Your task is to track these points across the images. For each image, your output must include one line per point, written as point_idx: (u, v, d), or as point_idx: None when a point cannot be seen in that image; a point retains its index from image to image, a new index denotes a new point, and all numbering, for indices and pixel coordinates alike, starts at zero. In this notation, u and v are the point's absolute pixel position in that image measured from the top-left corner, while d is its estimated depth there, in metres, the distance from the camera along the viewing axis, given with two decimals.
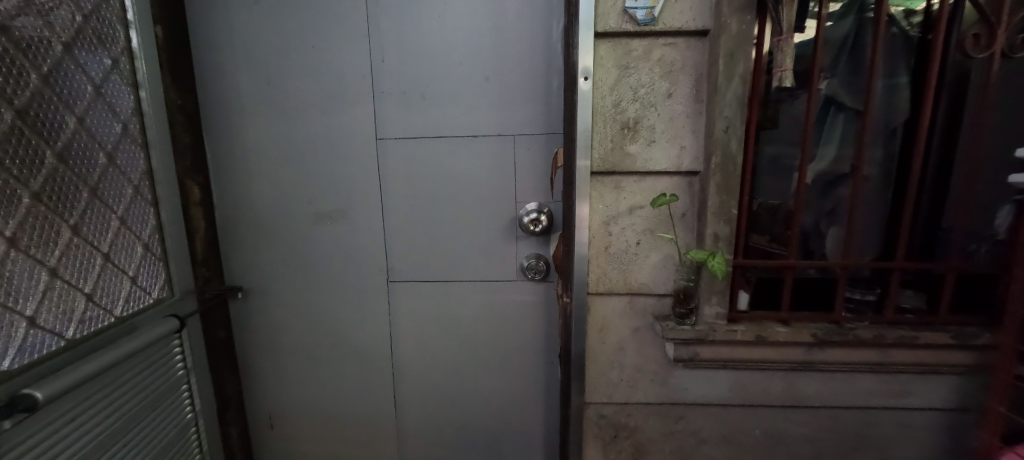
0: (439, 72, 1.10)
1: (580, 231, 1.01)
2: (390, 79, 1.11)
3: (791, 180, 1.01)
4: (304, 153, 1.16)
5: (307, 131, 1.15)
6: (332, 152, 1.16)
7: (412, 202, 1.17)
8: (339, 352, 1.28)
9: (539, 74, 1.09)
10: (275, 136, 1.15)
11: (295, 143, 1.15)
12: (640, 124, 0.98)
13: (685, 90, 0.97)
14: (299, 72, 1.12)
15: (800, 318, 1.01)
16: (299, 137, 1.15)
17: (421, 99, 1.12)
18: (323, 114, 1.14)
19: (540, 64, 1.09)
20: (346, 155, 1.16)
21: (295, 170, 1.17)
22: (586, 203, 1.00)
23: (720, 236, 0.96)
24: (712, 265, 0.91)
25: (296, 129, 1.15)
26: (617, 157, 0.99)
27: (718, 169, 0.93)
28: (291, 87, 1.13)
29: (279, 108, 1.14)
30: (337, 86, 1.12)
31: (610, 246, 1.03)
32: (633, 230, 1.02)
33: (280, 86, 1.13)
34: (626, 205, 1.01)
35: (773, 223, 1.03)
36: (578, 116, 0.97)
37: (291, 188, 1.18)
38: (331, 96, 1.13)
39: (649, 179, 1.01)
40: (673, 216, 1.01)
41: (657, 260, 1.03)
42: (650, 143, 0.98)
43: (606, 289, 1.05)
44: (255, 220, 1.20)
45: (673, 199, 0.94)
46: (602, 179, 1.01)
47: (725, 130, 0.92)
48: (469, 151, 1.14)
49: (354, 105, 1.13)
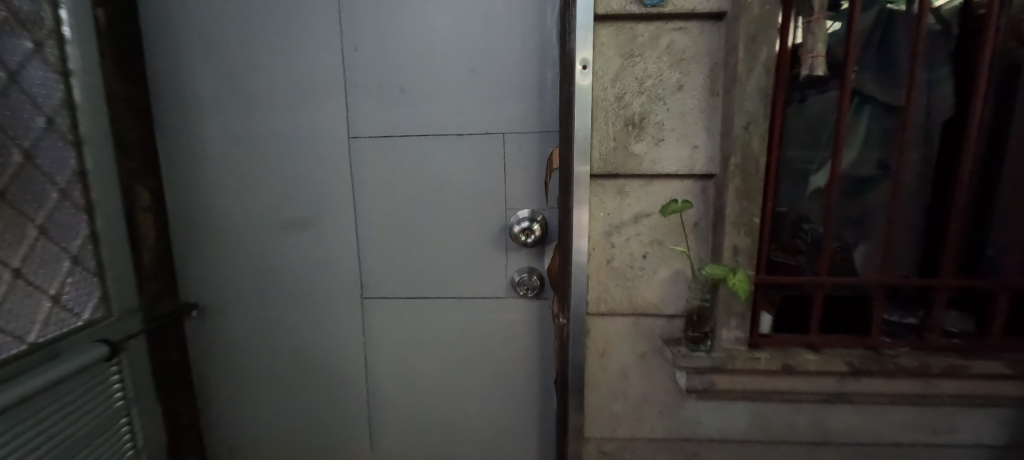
0: (420, 63, 0.98)
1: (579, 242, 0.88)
2: (363, 71, 0.99)
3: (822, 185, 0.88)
4: (268, 153, 1.03)
5: (271, 129, 1.02)
6: (299, 152, 1.03)
7: (390, 208, 1.04)
8: (308, 377, 1.14)
9: (532, 66, 0.97)
10: (235, 135, 1.03)
11: (259, 142, 1.03)
12: (647, 118, 0.85)
13: (698, 82, 0.85)
14: (262, 64, 1.00)
15: (831, 343, 0.88)
16: (264, 135, 1.03)
17: (399, 93, 0.99)
18: (289, 110, 1.01)
19: (534, 54, 0.96)
20: (315, 156, 1.03)
21: (257, 173, 1.04)
22: (586, 210, 0.87)
23: (740, 247, 0.83)
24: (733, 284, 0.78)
25: (259, 127, 1.02)
26: (620, 157, 0.86)
27: (738, 171, 0.81)
28: (254, 80, 1.01)
29: (240, 102, 1.02)
30: (305, 78, 1.00)
31: (612, 259, 0.90)
32: (639, 241, 0.90)
33: (241, 78, 1.01)
34: (630, 213, 0.89)
35: (801, 232, 0.90)
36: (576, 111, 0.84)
37: (255, 194, 1.05)
38: (298, 90, 1.00)
39: (657, 183, 0.88)
40: (685, 225, 0.88)
41: (666, 275, 0.90)
42: (659, 142, 0.86)
43: (608, 309, 0.92)
44: (214, 228, 1.07)
45: (689, 206, 0.80)
46: (604, 182, 0.88)
47: (746, 125, 0.79)
48: (452, 152, 1.01)
49: (324, 100, 1.01)
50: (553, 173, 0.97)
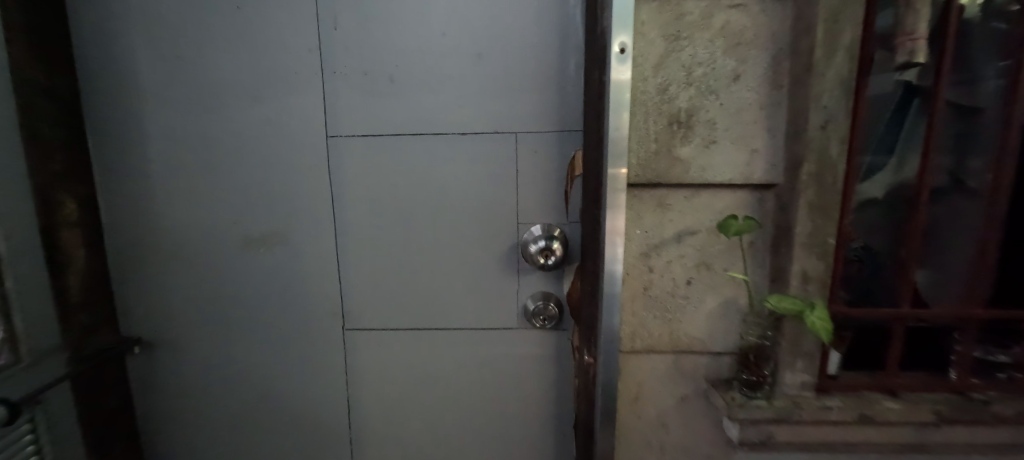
0: (414, 45, 0.81)
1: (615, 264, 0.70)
2: (345, 55, 0.81)
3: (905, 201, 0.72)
4: (229, 156, 0.85)
5: (231, 127, 0.84)
6: (265, 154, 0.85)
7: (378, 222, 0.87)
8: (280, 421, 0.96)
9: (549, 52, 0.80)
10: (186, 133, 0.84)
11: (217, 142, 0.85)
12: (695, 116, 0.70)
13: (759, 72, 0.69)
14: (219, 46, 0.82)
15: (911, 385, 0.74)
16: (222, 134, 0.84)
17: (388, 82, 0.82)
18: (254, 103, 0.83)
19: (552, 38, 0.80)
20: (285, 159, 0.85)
21: (215, 178, 0.86)
22: (620, 215, 0.69)
23: (810, 274, 0.68)
24: (814, 325, 0.62)
25: (217, 124, 0.84)
26: (663, 163, 0.70)
27: (812, 181, 0.65)
28: (210, 66, 0.82)
29: (191, 93, 0.83)
30: (272, 64, 0.82)
31: (650, 287, 0.75)
32: (683, 264, 0.74)
33: (193, 64, 0.82)
34: (673, 230, 0.73)
35: (875, 259, 0.74)
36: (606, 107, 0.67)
37: (212, 204, 0.87)
38: (264, 79, 0.82)
39: (705, 195, 0.73)
40: (738, 245, 0.73)
41: (714, 305, 0.75)
42: (710, 145, 0.70)
43: (644, 345, 0.76)
44: (163, 246, 0.89)
45: (755, 226, 0.63)
46: (642, 193, 0.72)
47: (824, 125, 0.64)
48: (453, 154, 0.84)
49: (296, 91, 0.82)
50: (575, 180, 0.81)
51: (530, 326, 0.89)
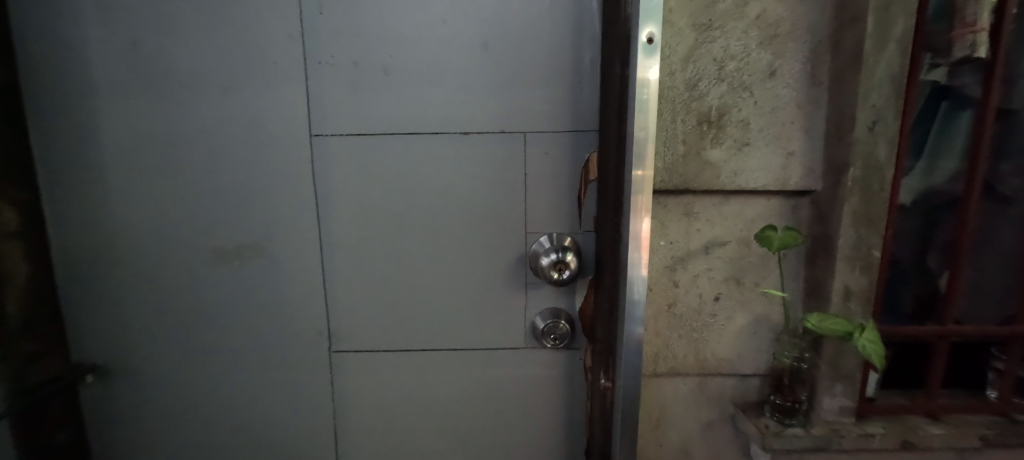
0: (410, 33, 0.72)
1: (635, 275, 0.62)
2: (331, 43, 0.72)
3: (949, 209, 0.66)
4: (197, 158, 0.75)
5: (199, 124, 0.74)
6: (239, 156, 0.75)
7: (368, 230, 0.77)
8: (258, 453, 0.86)
9: (561, 43, 0.72)
10: (147, 131, 0.74)
11: (183, 142, 0.74)
12: (726, 115, 0.62)
13: (796, 67, 0.62)
14: (186, 32, 0.72)
15: (952, 408, 0.68)
16: (189, 133, 0.74)
17: (381, 75, 0.73)
18: (226, 96, 0.73)
19: (564, 28, 0.72)
20: (262, 160, 0.75)
21: (181, 183, 0.75)
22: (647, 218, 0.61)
23: (852, 289, 0.62)
24: (864, 348, 0.56)
25: (183, 121, 0.74)
26: (691, 167, 0.63)
27: (857, 187, 0.59)
28: (175, 55, 0.72)
29: (153, 85, 0.73)
30: (248, 53, 0.72)
31: (675, 304, 0.67)
32: (711, 279, 0.67)
33: (155, 52, 0.72)
34: (701, 242, 0.66)
35: (915, 272, 0.68)
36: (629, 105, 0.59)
37: (178, 212, 0.76)
38: (238, 70, 0.72)
39: (736, 202, 0.66)
40: (770, 258, 0.66)
41: (744, 323, 0.68)
42: (743, 147, 0.63)
43: (667, 368, 0.69)
44: (121, 259, 0.78)
45: (799, 238, 0.56)
46: (666, 200, 0.65)
47: (872, 125, 0.58)
48: (454, 155, 0.75)
49: (275, 83, 0.73)
50: (591, 185, 0.76)
51: (539, 345, 0.81)
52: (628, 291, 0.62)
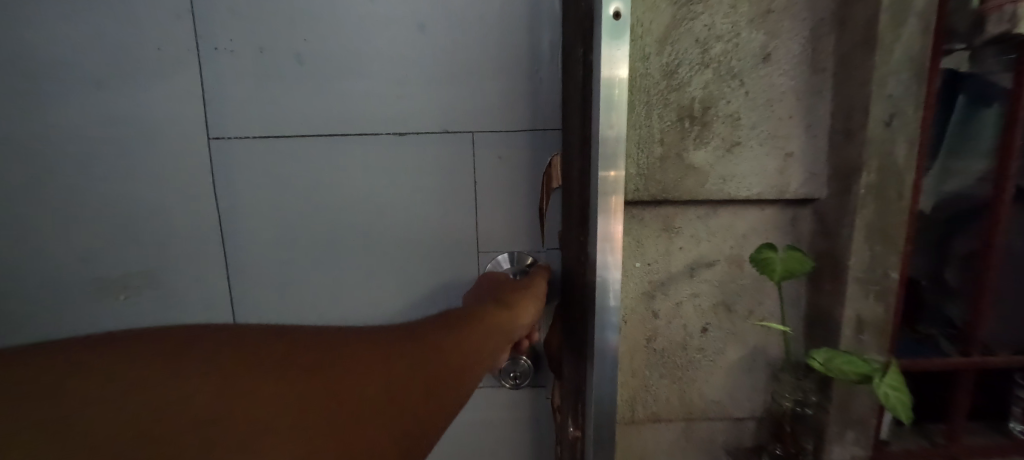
0: (326, 14, 0.62)
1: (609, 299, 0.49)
2: (239, 30, 0.62)
3: (970, 214, 0.56)
4: (100, 173, 0.65)
5: (98, 133, 0.64)
6: (151, 170, 0.65)
7: (305, 250, 0.70)
8: None
9: (512, 31, 0.63)
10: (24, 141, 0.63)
11: (82, 155, 0.64)
12: (711, 108, 0.51)
13: (794, 50, 0.51)
14: (71, 22, 0.61)
15: (974, 450, 0.59)
16: (88, 144, 0.64)
17: (293, 64, 0.63)
18: (128, 99, 0.63)
19: (516, 14, 0.63)
20: (178, 174, 0.66)
21: (84, 204, 0.66)
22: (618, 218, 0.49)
23: (865, 319, 0.51)
24: (889, 399, 0.45)
25: (78, 128, 0.63)
26: (672, 172, 0.52)
27: (871, 197, 0.48)
28: (61, 52, 0.61)
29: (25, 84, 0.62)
30: (150, 49, 0.62)
31: (654, 338, 0.56)
32: (696, 307, 0.56)
33: (32, 46, 0.61)
34: (684, 262, 0.55)
35: (936, 289, 0.58)
36: (592, 98, 0.48)
37: (82, 235, 0.67)
38: (140, 69, 0.62)
39: (724, 214, 0.55)
40: (764, 280, 0.56)
41: (737, 357, 0.57)
42: (733, 148, 0.52)
43: (646, 414, 0.58)
44: (17, 293, 0.68)
45: (806, 262, 0.45)
46: (643, 213, 0.54)
47: (888, 120, 0.47)
48: (398, 164, 0.67)
49: (186, 85, 0.63)
50: (554, 193, 0.67)
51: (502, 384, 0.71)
52: (594, 326, 0.50)
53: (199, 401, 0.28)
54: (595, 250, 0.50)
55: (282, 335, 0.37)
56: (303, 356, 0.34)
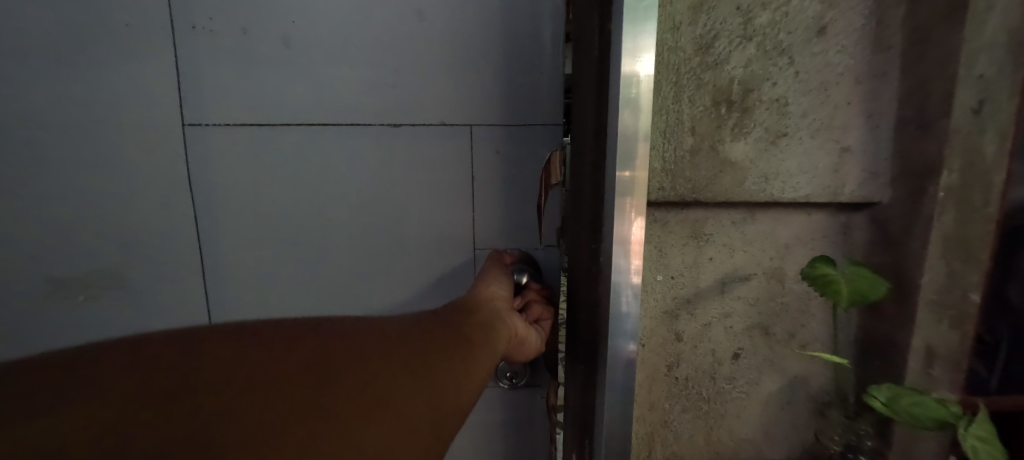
0: None
1: (621, 314, 0.41)
2: (212, 7, 0.56)
3: None
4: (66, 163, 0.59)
5: (65, 118, 0.58)
6: (123, 161, 0.60)
7: (290, 251, 0.65)
8: None
9: (514, 16, 0.59)
10: None
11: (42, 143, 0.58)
12: (753, 91, 0.42)
13: (855, 22, 0.42)
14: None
15: None
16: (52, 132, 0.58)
17: (280, 45, 0.58)
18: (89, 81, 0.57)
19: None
20: (140, 163, 0.60)
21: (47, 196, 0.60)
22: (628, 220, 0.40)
23: (936, 351, 0.43)
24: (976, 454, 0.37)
25: (40, 115, 0.58)
26: (704, 168, 0.42)
27: (950, 203, 0.40)
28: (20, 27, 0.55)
29: None
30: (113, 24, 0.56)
31: (676, 365, 0.47)
32: (728, 329, 0.47)
33: None
34: (714, 276, 0.46)
35: (1010, 326, 0.46)
36: (611, 77, 0.39)
37: (50, 231, 0.62)
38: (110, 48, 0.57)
39: (765, 220, 0.46)
40: (808, 299, 0.47)
41: (775, 389, 0.48)
42: (777, 140, 0.43)
43: (665, 454, 0.49)
44: None
45: (879, 283, 0.36)
46: (666, 216, 0.45)
47: (976, 108, 0.38)
48: (390, 159, 0.62)
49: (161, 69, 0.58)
50: (551, 192, 0.66)
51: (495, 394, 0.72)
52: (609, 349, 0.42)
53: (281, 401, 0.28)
54: (606, 259, 0.42)
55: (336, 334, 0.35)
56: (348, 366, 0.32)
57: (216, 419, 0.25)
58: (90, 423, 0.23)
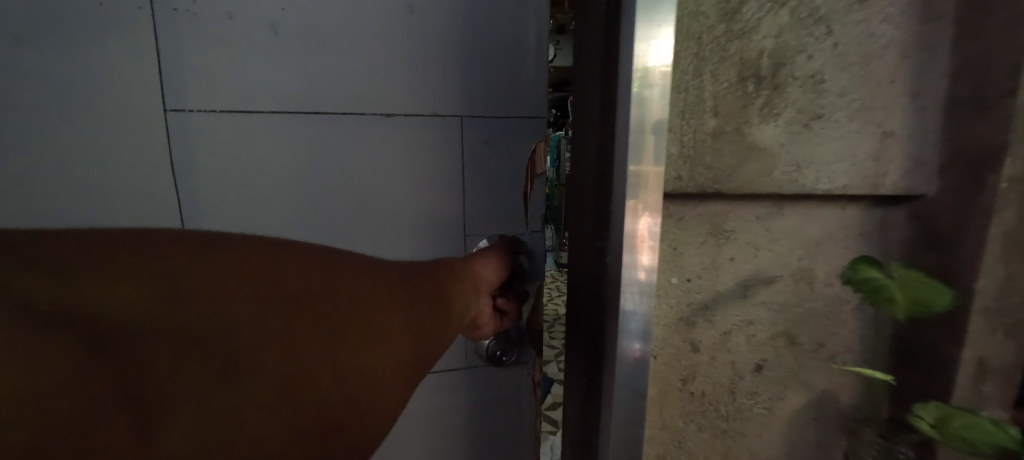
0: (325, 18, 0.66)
1: (626, 330, 0.37)
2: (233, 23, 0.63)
3: None
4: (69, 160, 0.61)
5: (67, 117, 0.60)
6: (132, 153, 0.63)
7: (308, 239, 0.72)
8: None
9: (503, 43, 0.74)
10: None
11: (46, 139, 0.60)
12: (786, 65, 0.36)
13: None
14: None
15: None
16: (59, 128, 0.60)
17: (269, 33, 0.64)
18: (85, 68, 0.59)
19: (496, 19, 0.72)
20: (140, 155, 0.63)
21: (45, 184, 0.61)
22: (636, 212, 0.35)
23: (987, 362, 0.39)
24: None
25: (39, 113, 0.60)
26: (730, 153, 0.37)
27: (1013, 195, 0.36)
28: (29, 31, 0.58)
29: None
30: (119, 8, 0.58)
31: (692, 379, 0.41)
32: (749, 339, 0.42)
33: None
34: (735, 278, 0.41)
35: None
36: (621, 59, 0.33)
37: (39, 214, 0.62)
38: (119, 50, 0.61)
39: (793, 215, 0.40)
40: (838, 306, 0.42)
41: (801, 405, 0.43)
42: (812, 122, 0.37)
43: None
44: None
45: (947, 295, 0.33)
46: (683, 210, 0.39)
47: None
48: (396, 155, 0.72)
49: (177, 69, 0.63)
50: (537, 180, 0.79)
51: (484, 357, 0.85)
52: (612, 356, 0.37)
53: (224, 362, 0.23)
54: (612, 268, 0.37)
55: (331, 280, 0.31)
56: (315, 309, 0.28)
57: (157, 363, 0.21)
58: (137, 318, 0.22)
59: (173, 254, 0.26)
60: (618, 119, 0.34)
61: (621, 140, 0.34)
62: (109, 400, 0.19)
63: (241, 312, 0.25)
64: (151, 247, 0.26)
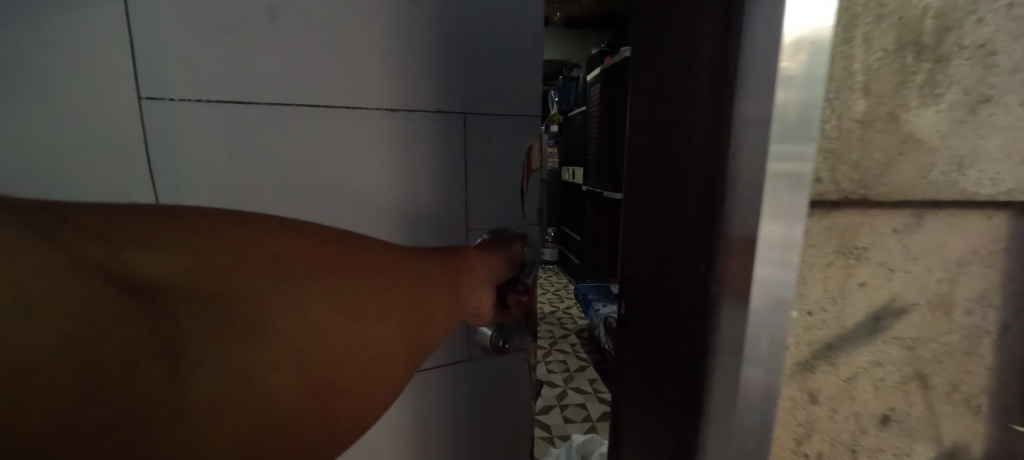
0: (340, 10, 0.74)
1: (747, 374, 0.27)
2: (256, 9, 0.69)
3: None
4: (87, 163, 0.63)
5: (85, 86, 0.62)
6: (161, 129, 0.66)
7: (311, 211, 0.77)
8: None
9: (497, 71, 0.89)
10: None
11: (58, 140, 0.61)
12: (955, 29, 0.27)
13: None
14: None
15: None
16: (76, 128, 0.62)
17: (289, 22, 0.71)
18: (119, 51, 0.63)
19: (490, 56, 0.87)
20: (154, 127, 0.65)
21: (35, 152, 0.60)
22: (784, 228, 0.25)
23: None
24: None
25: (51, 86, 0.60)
26: (880, 147, 0.27)
27: None
28: (45, 22, 0.59)
29: None
30: None
31: (807, 439, 0.32)
32: (876, 384, 0.33)
33: None
34: (865, 309, 0.31)
35: None
36: (745, 44, 0.25)
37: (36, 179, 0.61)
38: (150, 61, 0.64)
39: (939, 228, 0.31)
40: (979, 338, 0.34)
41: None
42: (977, 108, 0.29)
43: None
44: None
45: None
46: (811, 223, 0.29)
47: None
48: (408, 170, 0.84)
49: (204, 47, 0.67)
50: (534, 176, 0.98)
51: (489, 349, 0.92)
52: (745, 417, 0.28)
53: (220, 334, 0.29)
54: (720, 297, 0.27)
55: (321, 284, 0.34)
56: (303, 308, 0.33)
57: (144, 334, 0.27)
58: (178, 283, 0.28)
59: (187, 232, 0.30)
60: (740, 124, 0.25)
61: (744, 155, 0.25)
62: (144, 340, 0.26)
63: (226, 282, 0.29)
64: (182, 222, 0.31)
